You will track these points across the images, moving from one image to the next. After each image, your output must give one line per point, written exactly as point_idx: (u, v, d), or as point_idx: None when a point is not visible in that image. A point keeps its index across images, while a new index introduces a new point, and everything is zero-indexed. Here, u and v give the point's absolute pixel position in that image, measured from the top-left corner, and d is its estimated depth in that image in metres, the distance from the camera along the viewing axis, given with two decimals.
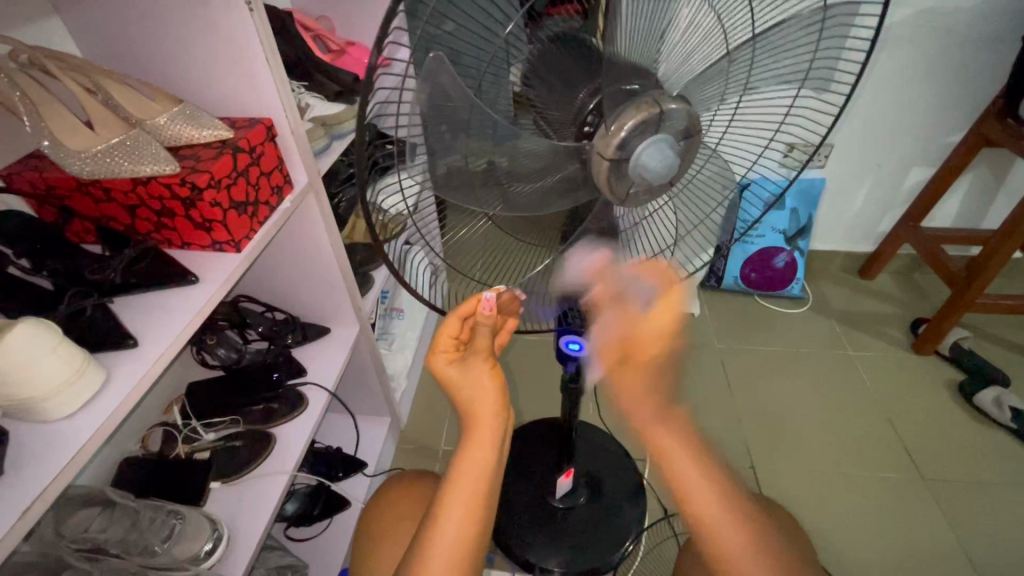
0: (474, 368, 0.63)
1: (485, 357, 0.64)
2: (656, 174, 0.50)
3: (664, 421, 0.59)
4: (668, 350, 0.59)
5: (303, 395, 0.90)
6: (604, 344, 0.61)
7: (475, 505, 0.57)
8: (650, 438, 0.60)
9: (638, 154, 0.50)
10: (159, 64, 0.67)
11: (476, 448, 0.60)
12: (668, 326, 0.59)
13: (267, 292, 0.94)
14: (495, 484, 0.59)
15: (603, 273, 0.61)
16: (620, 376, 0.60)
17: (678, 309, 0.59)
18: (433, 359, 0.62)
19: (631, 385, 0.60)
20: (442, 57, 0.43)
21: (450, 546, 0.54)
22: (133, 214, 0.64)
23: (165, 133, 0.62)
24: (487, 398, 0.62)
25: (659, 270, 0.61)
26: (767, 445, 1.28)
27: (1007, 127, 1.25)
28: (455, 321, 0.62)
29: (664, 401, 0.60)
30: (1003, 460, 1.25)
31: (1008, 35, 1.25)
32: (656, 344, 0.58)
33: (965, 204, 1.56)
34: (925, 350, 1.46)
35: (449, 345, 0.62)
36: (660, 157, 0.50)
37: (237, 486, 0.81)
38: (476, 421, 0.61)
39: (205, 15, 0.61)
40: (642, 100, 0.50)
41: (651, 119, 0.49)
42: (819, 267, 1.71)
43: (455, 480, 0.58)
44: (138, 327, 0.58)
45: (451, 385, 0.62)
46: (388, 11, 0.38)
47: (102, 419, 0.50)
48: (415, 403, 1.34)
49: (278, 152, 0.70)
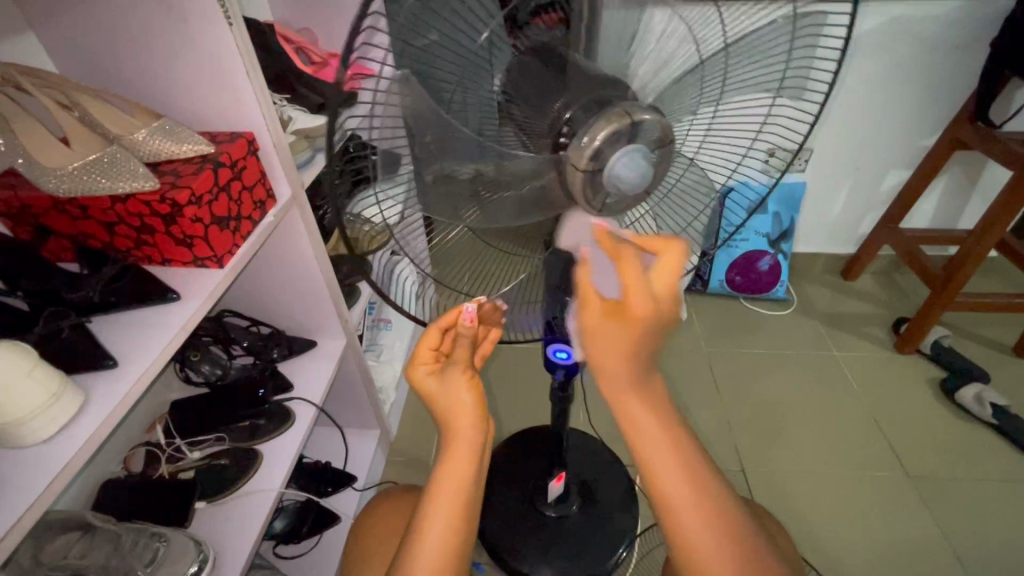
0: (454, 381, 0.61)
1: (463, 369, 0.62)
2: (629, 183, 0.49)
3: (632, 387, 0.54)
4: (663, 316, 0.51)
5: (290, 410, 0.89)
6: (585, 296, 0.52)
7: (454, 516, 0.57)
8: (609, 389, 0.55)
9: (611, 164, 0.49)
10: (138, 79, 0.66)
11: (452, 461, 0.59)
12: (665, 296, 0.51)
13: (251, 307, 0.93)
14: (474, 495, 0.59)
15: (606, 236, 0.51)
16: (602, 334, 0.52)
17: (677, 272, 0.51)
18: (413, 371, 0.62)
19: (608, 355, 0.53)
20: (411, 77, 0.45)
21: (434, 557, 0.54)
22: (113, 231, 0.63)
23: (144, 149, 0.61)
24: (465, 410, 0.60)
25: (653, 237, 0.53)
26: (755, 447, 1.29)
27: (978, 129, 1.29)
28: (436, 332, 0.62)
29: (639, 378, 0.54)
30: (984, 456, 1.27)
31: (976, 42, 1.29)
32: (650, 310, 0.49)
33: (942, 205, 1.59)
34: (907, 349, 1.48)
35: (430, 355, 0.62)
36: (632, 166, 0.49)
37: (221, 506, 0.79)
38: (455, 435, 0.60)
39: (184, 30, 0.61)
40: (613, 110, 0.49)
41: (622, 131, 0.48)
42: (803, 269, 1.73)
43: (434, 491, 0.58)
44: (118, 347, 0.57)
45: (431, 397, 0.61)
46: (355, 24, 0.38)
47: (81, 441, 0.49)
48: (405, 415, 1.33)
49: (260, 166, 0.69)
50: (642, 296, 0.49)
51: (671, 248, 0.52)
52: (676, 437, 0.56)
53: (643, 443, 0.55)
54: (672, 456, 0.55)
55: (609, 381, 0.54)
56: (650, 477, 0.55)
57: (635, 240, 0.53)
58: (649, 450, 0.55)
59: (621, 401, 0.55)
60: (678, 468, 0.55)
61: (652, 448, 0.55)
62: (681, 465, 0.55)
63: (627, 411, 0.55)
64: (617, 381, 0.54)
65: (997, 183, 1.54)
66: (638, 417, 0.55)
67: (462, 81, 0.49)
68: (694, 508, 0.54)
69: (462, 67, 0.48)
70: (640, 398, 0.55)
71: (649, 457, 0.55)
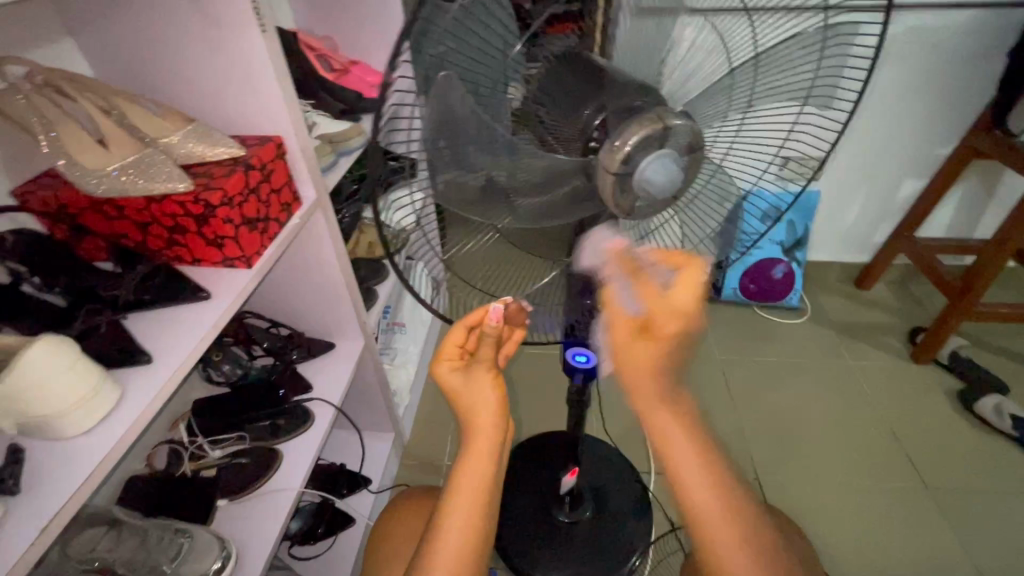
0: (477, 379, 0.62)
1: (488, 368, 0.63)
2: (659, 188, 0.51)
3: (660, 396, 0.54)
4: (692, 326, 0.53)
5: (310, 410, 0.90)
6: (613, 320, 0.54)
7: (476, 516, 0.57)
8: (638, 398, 0.55)
9: (641, 170, 0.50)
10: (170, 84, 0.68)
11: (474, 458, 0.60)
12: (689, 307, 0.52)
13: (273, 308, 0.95)
14: (494, 491, 0.60)
15: (624, 257, 0.54)
16: (632, 350, 0.53)
17: (699, 287, 0.53)
18: (438, 367, 0.62)
19: (643, 363, 0.53)
20: (453, 77, 0.45)
21: (456, 555, 0.54)
22: (145, 231, 0.65)
23: (178, 151, 0.63)
24: (487, 405, 0.62)
25: (675, 255, 0.55)
26: (770, 456, 1.28)
27: (996, 138, 1.28)
28: (462, 330, 0.62)
29: (669, 392, 0.55)
30: (1004, 468, 1.26)
31: (994, 51, 1.29)
32: (678, 322, 0.52)
33: (958, 214, 1.59)
34: (924, 359, 1.47)
35: (456, 352, 0.62)
36: (663, 171, 0.50)
37: (243, 504, 0.80)
38: (473, 431, 0.61)
39: (220, 38, 0.62)
40: (647, 115, 0.49)
41: (655, 135, 0.49)
42: (817, 277, 1.73)
43: (456, 491, 0.58)
44: (151, 343, 0.58)
45: (454, 393, 0.62)
46: (404, 31, 0.39)
47: (119, 434, 0.50)
48: (418, 418, 1.34)
49: (287, 169, 0.71)
50: (670, 313, 0.52)
51: (692, 264, 0.54)
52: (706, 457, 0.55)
53: (675, 466, 0.54)
54: (704, 475, 0.54)
55: (639, 393, 0.54)
56: (683, 500, 0.54)
57: (658, 255, 0.55)
58: (681, 472, 0.54)
59: (651, 413, 0.55)
60: (710, 487, 0.54)
61: (685, 472, 0.54)
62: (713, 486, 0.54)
63: (658, 429, 0.55)
64: (646, 395, 0.54)
65: (1014, 193, 1.53)
66: (671, 437, 0.54)
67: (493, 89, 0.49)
68: (731, 530, 0.52)
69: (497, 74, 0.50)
70: (669, 410, 0.54)
71: (682, 478, 0.54)
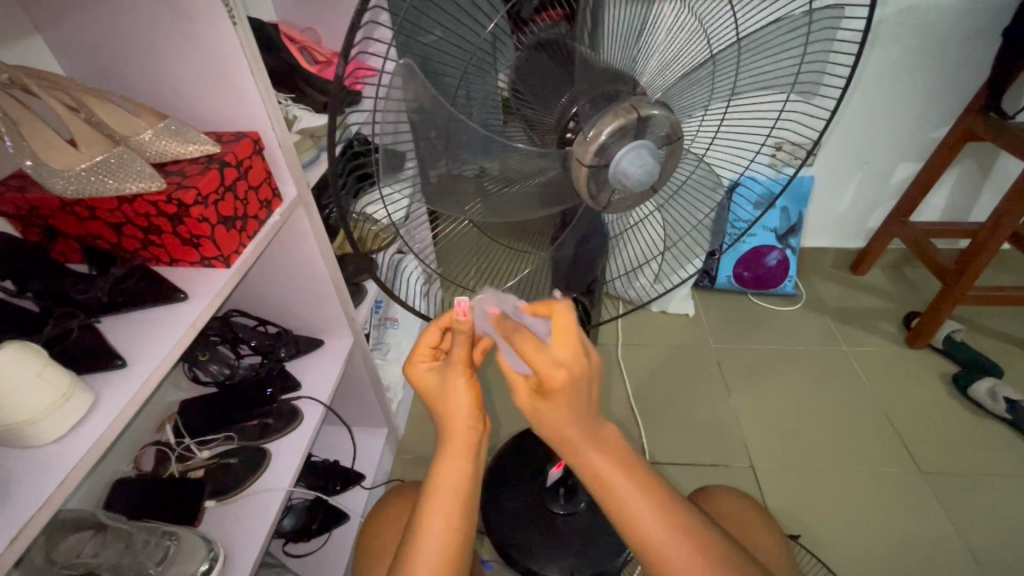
0: (450, 377, 0.60)
1: (463, 368, 0.60)
2: (636, 179, 0.49)
3: (586, 435, 0.53)
4: (581, 374, 0.52)
5: (298, 408, 0.89)
6: (510, 381, 0.55)
7: (453, 516, 0.56)
8: (556, 436, 0.53)
9: (617, 161, 0.49)
10: (141, 79, 0.66)
11: (451, 457, 0.58)
12: (573, 354, 0.52)
13: (259, 306, 0.94)
14: (474, 492, 0.58)
15: (501, 321, 0.56)
16: (544, 414, 0.52)
17: (574, 330, 0.53)
18: (412, 368, 0.63)
19: (549, 419, 0.53)
20: (414, 66, 0.43)
21: (434, 558, 0.54)
22: (120, 232, 0.63)
23: (150, 149, 0.62)
24: (460, 408, 0.59)
25: (540, 304, 0.57)
26: (765, 444, 1.28)
27: (991, 120, 1.27)
28: (436, 331, 0.63)
29: (591, 424, 0.53)
30: (998, 451, 1.26)
31: (989, 31, 1.27)
32: (560, 372, 0.50)
33: (953, 198, 1.57)
34: (919, 344, 1.46)
35: (428, 353, 0.64)
36: (640, 163, 0.48)
37: (230, 506, 0.80)
38: (449, 435, 0.59)
39: (188, 29, 0.60)
40: (620, 105, 0.48)
41: (630, 126, 0.48)
42: (812, 264, 1.72)
43: (432, 492, 0.57)
44: (127, 347, 0.57)
45: (431, 392, 0.61)
46: (355, 17, 0.38)
47: (90, 442, 0.49)
48: (410, 414, 1.33)
49: (265, 165, 0.70)
50: (544, 360, 0.51)
51: (559, 309, 0.54)
52: (639, 478, 0.54)
53: (617, 497, 0.53)
54: (640, 494, 0.53)
55: (560, 438, 0.53)
56: (627, 522, 0.53)
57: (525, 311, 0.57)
58: (621, 500, 0.53)
59: (579, 457, 0.54)
60: (651, 505, 0.53)
61: (627, 501, 0.53)
62: (652, 500, 0.53)
63: (589, 463, 0.53)
64: (572, 439, 0.53)
65: (1010, 175, 1.51)
66: (601, 470, 0.53)
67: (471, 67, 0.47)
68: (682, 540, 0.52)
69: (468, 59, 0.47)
70: (596, 446, 0.53)
71: (624, 506, 0.53)
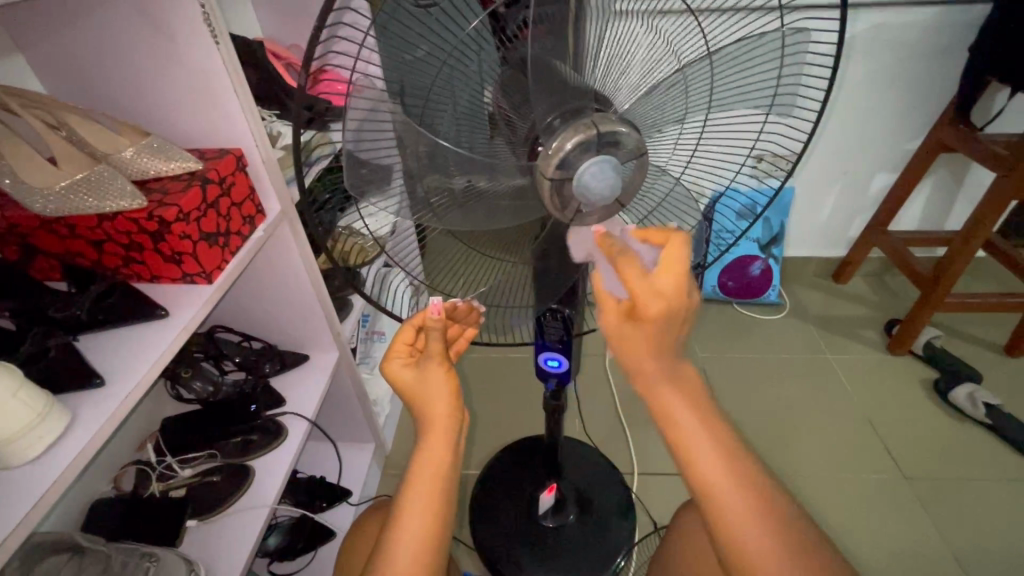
0: (427, 371, 0.61)
1: (439, 361, 0.62)
2: (597, 194, 0.50)
3: (668, 377, 0.54)
4: (675, 309, 0.51)
5: (283, 424, 0.88)
6: (601, 301, 0.54)
7: (430, 516, 0.56)
8: (642, 375, 0.55)
9: (581, 173, 0.49)
10: (123, 97, 0.67)
11: (427, 452, 0.58)
12: (675, 288, 0.51)
13: (244, 321, 0.93)
14: (451, 491, 0.58)
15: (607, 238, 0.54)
16: (623, 335, 0.53)
17: (682, 265, 0.51)
18: (388, 364, 0.64)
19: (634, 341, 0.53)
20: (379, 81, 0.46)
21: (412, 560, 0.53)
22: (100, 249, 0.63)
23: (132, 167, 0.62)
24: (441, 399, 0.60)
25: (652, 232, 0.55)
26: (750, 453, 1.29)
27: (961, 131, 1.31)
28: (411, 329, 0.65)
29: (672, 368, 0.55)
30: (979, 455, 1.28)
31: (956, 47, 1.31)
32: (661, 304, 0.50)
33: (929, 207, 1.61)
34: (900, 350, 1.49)
35: (405, 349, 0.65)
36: (601, 176, 0.50)
37: (214, 524, 0.79)
38: (429, 430, 0.59)
39: (170, 49, 0.61)
40: (582, 121, 0.50)
41: (591, 140, 0.49)
42: (794, 273, 1.74)
43: (409, 491, 0.57)
44: (106, 365, 0.57)
45: (407, 388, 0.62)
46: (313, 34, 0.40)
47: (68, 462, 0.49)
48: (398, 428, 1.32)
49: (249, 181, 0.70)
50: (650, 293, 0.50)
51: (673, 241, 0.53)
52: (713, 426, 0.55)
53: (681, 437, 0.55)
54: (712, 444, 0.54)
55: (643, 373, 0.54)
56: (688, 464, 0.54)
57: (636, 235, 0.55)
58: (691, 446, 0.54)
59: (655, 391, 0.55)
60: (717, 453, 0.54)
61: (694, 439, 0.54)
62: (720, 451, 0.54)
63: (664, 402, 0.55)
64: (649, 375, 0.54)
65: (982, 184, 1.56)
66: (677, 415, 0.55)
67: (440, 73, 0.47)
68: (738, 488, 0.53)
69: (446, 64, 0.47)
70: (676, 389, 0.55)
71: (693, 450, 0.54)
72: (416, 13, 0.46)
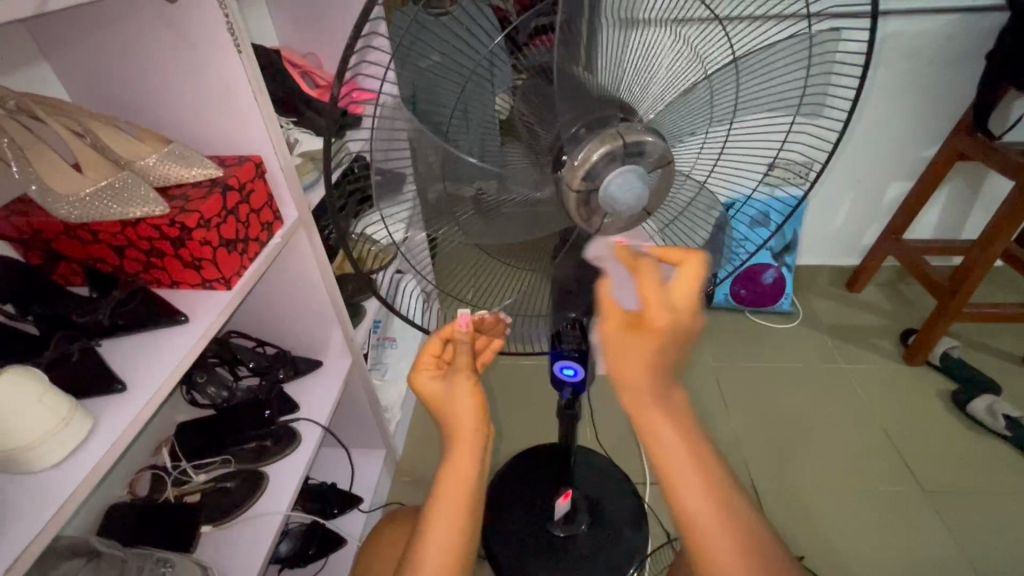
0: (455, 383, 0.62)
1: (467, 374, 0.63)
2: (624, 203, 0.50)
3: (656, 403, 0.52)
4: (684, 326, 0.51)
5: (297, 430, 0.89)
6: (606, 310, 0.53)
7: (458, 530, 0.55)
8: (631, 395, 0.53)
9: (605, 185, 0.49)
10: (146, 105, 0.68)
11: (453, 466, 0.58)
12: (686, 305, 0.51)
13: (258, 327, 0.94)
14: (477, 502, 0.58)
15: (624, 250, 0.54)
16: (623, 348, 0.51)
17: (700, 283, 0.52)
18: (416, 376, 0.64)
19: (629, 359, 0.51)
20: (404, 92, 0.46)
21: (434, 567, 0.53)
22: (122, 255, 0.64)
23: (154, 174, 0.63)
24: (468, 413, 0.60)
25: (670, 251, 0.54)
26: (764, 464, 1.27)
27: (978, 140, 1.30)
28: (438, 340, 0.66)
29: (663, 391, 0.53)
30: (999, 469, 1.25)
31: (973, 54, 1.30)
32: (670, 316, 0.50)
33: (945, 215, 1.60)
34: (916, 360, 1.47)
35: (432, 361, 0.65)
36: (627, 187, 0.49)
37: (228, 530, 0.80)
38: (456, 440, 0.60)
39: (193, 57, 0.62)
40: (608, 131, 0.50)
41: (617, 151, 0.49)
42: (808, 281, 1.73)
43: (435, 504, 0.56)
44: (127, 370, 0.57)
45: (436, 399, 0.62)
46: (347, 48, 0.39)
47: (90, 466, 0.49)
48: (409, 434, 1.32)
49: (267, 188, 0.70)
50: (662, 307, 0.50)
51: (689, 260, 0.52)
52: (705, 465, 0.52)
53: (669, 470, 0.52)
54: (696, 475, 0.51)
55: (633, 393, 0.52)
56: (679, 504, 0.51)
57: (654, 254, 0.54)
58: (674, 470, 0.51)
59: (644, 415, 0.53)
60: (702, 483, 0.51)
61: (678, 473, 0.51)
62: (704, 485, 0.51)
63: (651, 431, 0.52)
64: (642, 398, 0.52)
65: (999, 193, 1.54)
66: (663, 438, 0.52)
67: (466, 84, 0.48)
68: (718, 522, 0.50)
69: (466, 71, 0.47)
70: (667, 417, 0.52)
71: (679, 485, 0.51)
72: (434, 21, 0.45)
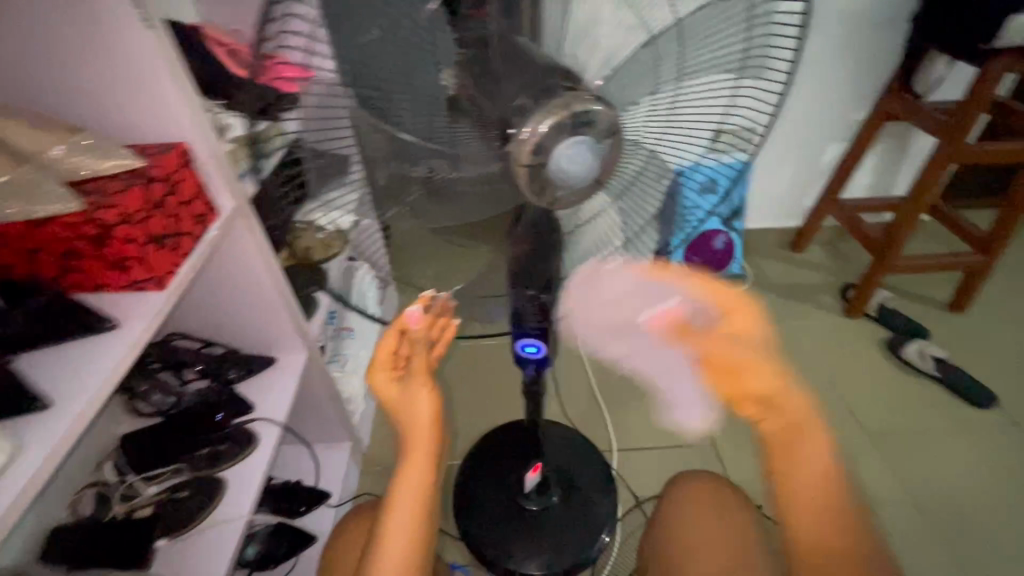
0: (411, 390, 0.68)
1: (422, 380, 0.68)
2: (574, 176, 0.47)
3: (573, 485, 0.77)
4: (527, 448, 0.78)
5: (253, 431, 0.85)
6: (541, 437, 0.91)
7: (416, 518, 0.65)
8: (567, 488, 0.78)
9: (554, 157, 0.46)
10: (43, 92, 0.60)
11: (412, 471, 0.67)
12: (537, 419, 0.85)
13: (201, 327, 0.88)
14: (434, 492, 0.68)
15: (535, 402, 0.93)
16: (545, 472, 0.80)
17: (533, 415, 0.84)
18: (374, 378, 0.69)
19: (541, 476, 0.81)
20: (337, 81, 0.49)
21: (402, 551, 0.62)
22: (32, 259, 0.58)
23: (61, 166, 0.56)
24: (422, 418, 0.67)
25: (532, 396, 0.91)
26: (722, 423, 1.33)
27: (906, 100, 1.36)
28: (395, 338, 0.67)
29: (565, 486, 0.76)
30: (930, 407, 1.36)
31: (899, 18, 1.36)
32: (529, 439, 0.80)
33: (877, 175, 1.68)
34: (856, 313, 1.56)
35: (388, 361, 0.68)
36: (577, 158, 0.46)
37: (186, 541, 0.76)
38: (412, 441, 0.67)
39: (96, 36, 0.56)
40: (557, 99, 0.44)
41: (566, 119, 0.45)
42: (755, 244, 1.79)
43: (395, 496, 0.66)
44: (53, 385, 0.53)
45: (393, 403, 0.69)
46: None
47: (16, 493, 0.44)
48: (375, 425, 1.29)
49: (197, 178, 0.65)
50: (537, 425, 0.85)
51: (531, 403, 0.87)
52: None
53: None
54: None
55: None
56: None
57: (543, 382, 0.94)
58: None
59: None
60: None
61: None
62: None
63: None
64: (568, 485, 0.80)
65: (925, 150, 1.63)
66: None
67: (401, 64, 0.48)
68: None
69: None
70: None
71: None
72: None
